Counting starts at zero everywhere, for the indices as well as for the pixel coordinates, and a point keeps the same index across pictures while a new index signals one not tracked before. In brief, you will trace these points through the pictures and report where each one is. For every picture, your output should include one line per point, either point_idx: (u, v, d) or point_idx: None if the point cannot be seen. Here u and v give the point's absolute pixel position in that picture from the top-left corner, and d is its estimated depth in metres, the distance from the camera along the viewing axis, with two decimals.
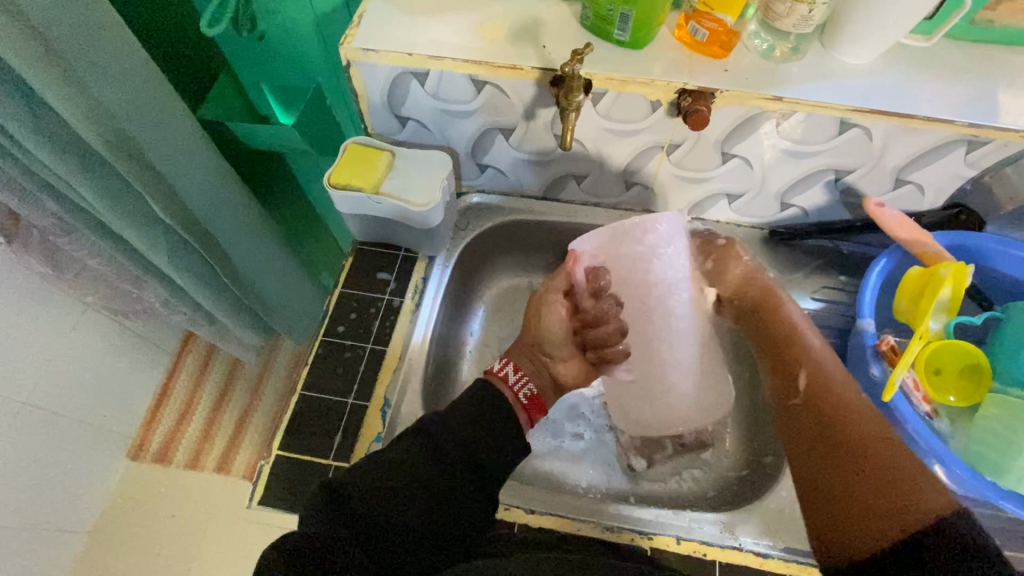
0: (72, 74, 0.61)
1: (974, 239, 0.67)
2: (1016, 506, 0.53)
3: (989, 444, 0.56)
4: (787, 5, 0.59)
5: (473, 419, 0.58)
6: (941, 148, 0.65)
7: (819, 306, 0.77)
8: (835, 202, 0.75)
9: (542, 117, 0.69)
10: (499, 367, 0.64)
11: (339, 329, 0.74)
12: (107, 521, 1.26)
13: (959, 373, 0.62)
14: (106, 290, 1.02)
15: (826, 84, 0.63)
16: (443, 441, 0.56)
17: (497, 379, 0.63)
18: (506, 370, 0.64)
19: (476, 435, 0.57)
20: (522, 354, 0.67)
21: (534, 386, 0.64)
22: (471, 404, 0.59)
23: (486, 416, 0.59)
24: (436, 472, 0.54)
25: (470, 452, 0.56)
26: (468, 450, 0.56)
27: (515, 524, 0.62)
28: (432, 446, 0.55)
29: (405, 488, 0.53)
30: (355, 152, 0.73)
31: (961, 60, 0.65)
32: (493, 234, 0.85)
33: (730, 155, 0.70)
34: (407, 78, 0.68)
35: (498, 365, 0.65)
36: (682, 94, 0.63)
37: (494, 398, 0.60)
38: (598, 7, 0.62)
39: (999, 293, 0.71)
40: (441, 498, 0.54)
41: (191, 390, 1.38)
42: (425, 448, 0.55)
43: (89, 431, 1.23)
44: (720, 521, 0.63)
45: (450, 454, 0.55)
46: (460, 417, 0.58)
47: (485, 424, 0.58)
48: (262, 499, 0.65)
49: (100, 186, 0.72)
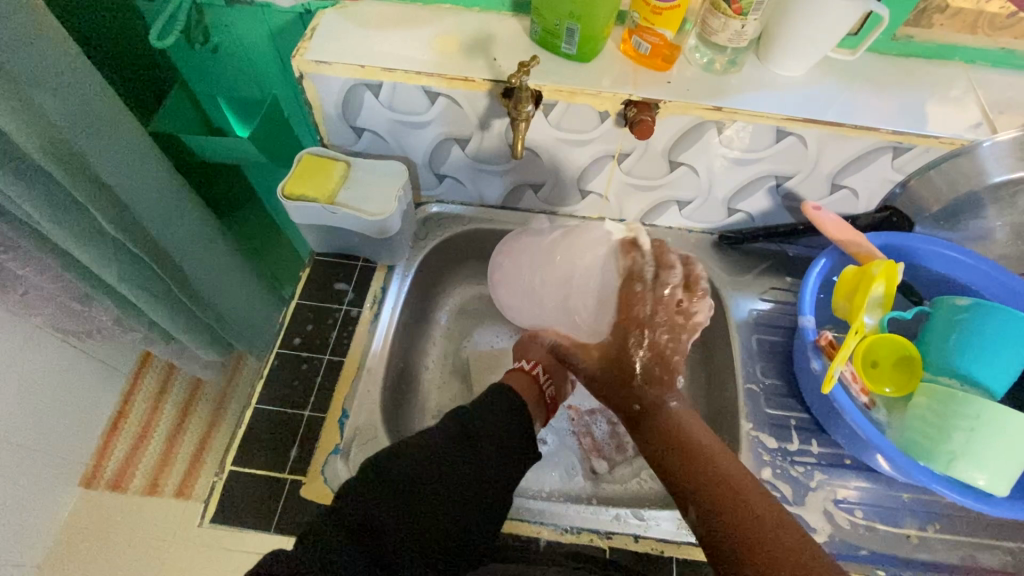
0: (13, 86, 0.59)
1: (904, 239, 0.71)
2: (952, 491, 0.56)
3: (922, 431, 0.59)
4: (721, 21, 0.62)
5: (505, 414, 0.62)
6: (870, 154, 0.69)
7: (767, 306, 0.79)
8: (778, 207, 0.78)
9: (496, 127, 0.71)
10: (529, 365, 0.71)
11: (296, 341, 0.74)
12: (57, 556, 1.19)
13: (894, 364, 0.66)
14: (54, 310, 0.98)
15: (761, 96, 0.66)
16: (473, 427, 0.60)
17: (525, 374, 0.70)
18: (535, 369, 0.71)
19: (505, 426, 0.61)
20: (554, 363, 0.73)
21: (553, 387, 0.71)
22: (498, 401, 0.63)
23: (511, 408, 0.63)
24: (468, 455, 0.57)
25: (497, 440, 0.60)
26: (493, 436, 0.60)
27: (505, 534, 0.62)
28: (463, 432, 0.59)
29: (439, 471, 0.55)
30: (309, 163, 0.73)
31: (884, 72, 0.70)
32: (453, 243, 0.86)
33: (678, 164, 0.73)
34: (360, 89, 0.69)
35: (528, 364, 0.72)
36: (628, 105, 0.65)
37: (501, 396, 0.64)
38: (545, 21, 0.64)
39: (929, 288, 0.75)
40: (474, 479, 0.56)
41: (149, 412, 1.34)
42: (457, 436, 0.58)
43: (39, 458, 1.17)
44: (677, 517, 0.64)
45: (482, 442, 0.59)
46: (491, 411, 0.62)
47: (511, 415, 0.62)
48: (214, 517, 0.62)
49: (44, 200, 0.70)
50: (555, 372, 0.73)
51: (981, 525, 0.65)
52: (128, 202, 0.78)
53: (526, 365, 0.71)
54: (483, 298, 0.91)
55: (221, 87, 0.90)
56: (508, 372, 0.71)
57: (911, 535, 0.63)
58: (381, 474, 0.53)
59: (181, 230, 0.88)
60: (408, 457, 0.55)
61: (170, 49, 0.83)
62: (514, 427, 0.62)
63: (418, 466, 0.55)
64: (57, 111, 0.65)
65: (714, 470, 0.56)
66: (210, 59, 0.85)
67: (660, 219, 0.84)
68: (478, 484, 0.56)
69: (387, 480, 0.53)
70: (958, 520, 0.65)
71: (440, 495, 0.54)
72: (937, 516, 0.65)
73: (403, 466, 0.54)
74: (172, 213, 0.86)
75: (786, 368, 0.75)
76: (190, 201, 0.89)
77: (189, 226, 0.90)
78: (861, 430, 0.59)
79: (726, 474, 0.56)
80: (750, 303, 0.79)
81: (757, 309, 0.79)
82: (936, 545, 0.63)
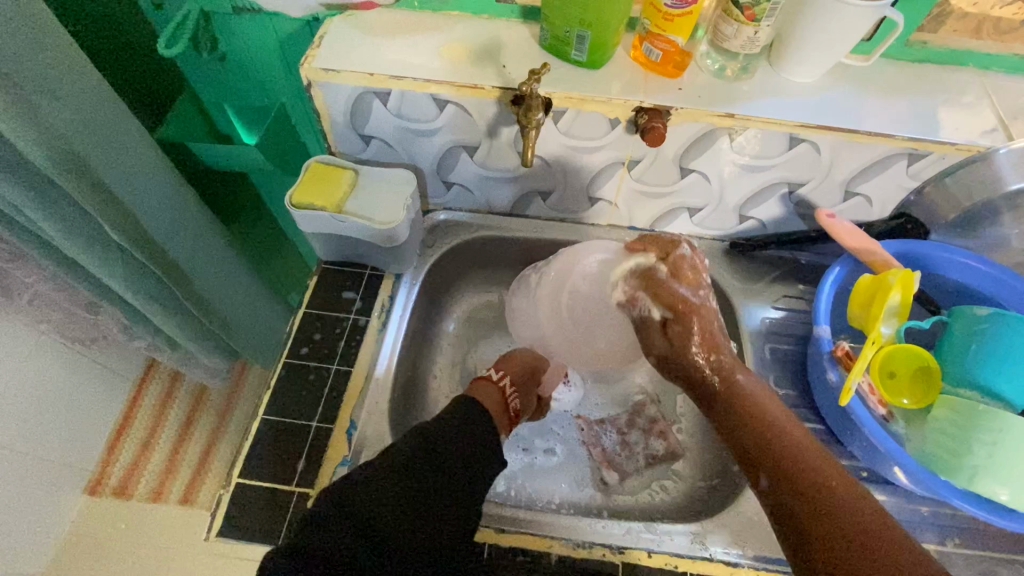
0: (22, 96, 0.59)
1: (920, 246, 0.70)
2: (970, 505, 0.55)
3: (941, 444, 0.58)
4: (734, 28, 0.61)
5: (467, 428, 0.61)
6: (885, 161, 0.68)
7: (780, 315, 0.78)
8: (790, 215, 0.77)
9: (505, 135, 0.70)
10: (498, 376, 0.71)
11: (303, 351, 0.73)
12: (61, 564, 1.18)
13: (913, 376, 0.64)
14: (60, 317, 0.97)
15: (775, 102, 0.66)
16: (436, 442, 0.58)
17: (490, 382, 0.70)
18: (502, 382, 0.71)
19: (468, 441, 0.60)
20: (523, 380, 0.73)
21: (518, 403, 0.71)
22: (452, 416, 0.62)
23: (473, 424, 0.61)
24: (433, 474, 0.55)
25: (462, 455, 0.58)
26: (458, 452, 0.58)
27: (515, 548, 0.61)
28: (425, 447, 0.57)
29: (407, 492, 0.53)
30: (317, 171, 0.73)
31: (899, 78, 0.69)
32: (460, 251, 0.85)
33: (689, 171, 0.72)
34: (368, 97, 0.68)
35: (497, 374, 0.71)
36: (639, 112, 0.65)
37: (475, 417, 0.62)
38: (556, 29, 0.64)
39: (946, 297, 0.74)
40: (444, 497, 0.55)
41: (154, 420, 1.33)
42: (419, 452, 0.56)
43: (44, 466, 1.16)
44: (690, 531, 0.63)
45: (444, 458, 0.57)
46: (450, 426, 0.60)
47: (478, 433, 0.61)
48: (220, 531, 0.62)
49: (53, 211, 0.70)
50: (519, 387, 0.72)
51: (1001, 538, 0.63)
52: (136, 213, 0.78)
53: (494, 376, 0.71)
54: (491, 306, 0.90)
55: (228, 95, 0.90)
56: (473, 382, 0.71)
57: (930, 550, 0.62)
58: (338, 500, 0.51)
59: (188, 240, 0.88)
60: (369, 480, 0.53)
61: (177, 57, 0.83)
62: (479, 442, 0.61)
63: (384, 486, 0.53)
64: (66, 121, 0.64)
65: (784, 444, 0.55)
66: (217, 68, 0.84)
67: (670, 226, 0.83)
68: (445, 502, 0.55)
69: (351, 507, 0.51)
70: (977, 535, 0.63)
71: (406, 517, 0.52)
72: (957, 530, 0.63)
73: (364, 491, 0.52)
74: (177, 221, 0.85)
75: (800, 378, 0.74)
76: (196, 208, 0.89)
77: (194, 234, 0.89)
78: (880, 443, 0.58)
79: (805, 457, 0.53)
80: (762, 311, 0.78)
81: (770, 317, 0.78)
82: (956, 560, 0.62)
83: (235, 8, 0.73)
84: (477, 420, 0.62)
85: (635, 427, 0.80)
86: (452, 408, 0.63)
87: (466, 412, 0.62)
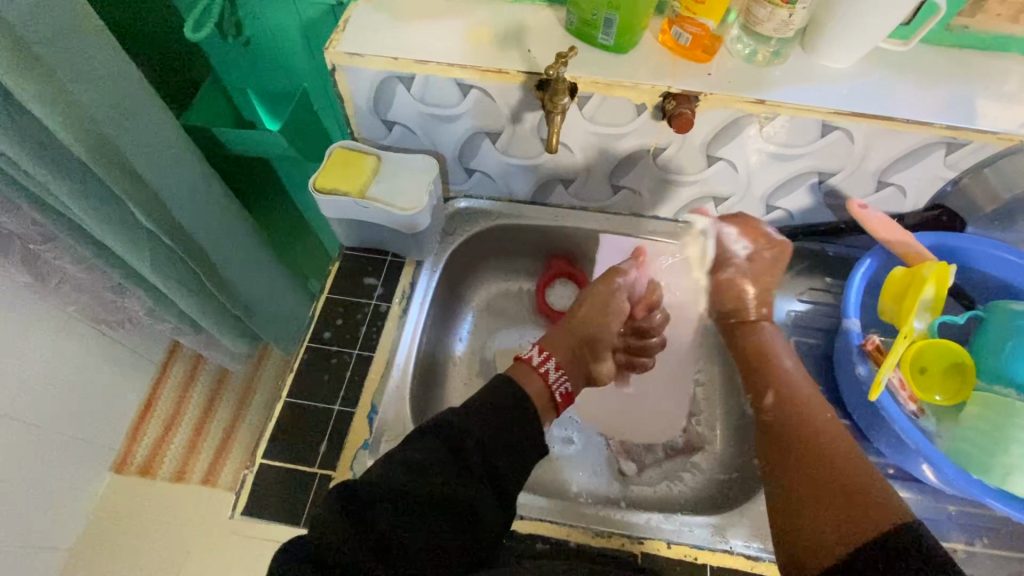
0: (53, 77, 0.60)
1: (954, 239, 0.68)
2: (999, 502, 0.54)
3: (973, 441, 0.57)
4: (767, 10, 0.59)
5: (494, 421, 0.56)
6: (921, 150, 0.66)
7: (805, 307, 0.77)
8: (819, 205, 0.75)
9: (529, 121, 0.70)
10: (539, 362, 0.64)
11: (325, 336, 0.74)
12: (89, 539, 1.22)
13: (945, 372, 0.63)
14: (88, 298, 1.00)
15: (808, 88, 0.64)
16: (457, 439, 0.53)
17: (532, 370, 0.64)
18: (547, 367, 0.64)
19: (497, 435, 0.55)
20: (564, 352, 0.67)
21: (570, 384, 0.65)
22: (479, 404, 0.57)
23: (503, 415, 0.56)
24: (453, 473, 0.51)
25: (482, 451, 0.54)
26: (482, 447, 0.53)
27: (530, 534, 0.62)
28: (449, 445, 0.53)
29: (422, 493, 0.50)
30: (341, 156, 0.73)
31: (939, 63, 0.66)
32: (481, 239, 0.84)
33: (716, 159, 0.71)
34: (393, 82, 0.68)
35: (538, 359, 0.65)
36: (666, 97, 0.63)
37: (514, 400, 0.58)
38: (583, 12, 0.62)
39: (980, 292, 0.72)
40: (465, 500, 0.51)
41: (177, 401, 1.36)
42: (441, 450, 0.52)
43: (71, 443, 1.19)
44: (710, 524, 0.62)
45: (469, 456, 0.53)
46: (475, 419, 0.55)
47: (507, 424, 0.56)
48: (244, 510, 0.63)
49: (82, 190, 0.71)
50: (568, 370, 0.67)
51: None
52: (162, 193, 0.78)
53: (535, 359, 0.65)
54: (510, 295, 0.90)
55: (252, 81, 0.91)
56: (513, 363, 0.65)
57: (957, 550, 0.61)
58: (350, 500, 0.48)
59: (212, 223, 0.89)
60: (382, 478, 0.50)
61: (203, 42, 0.84)
62: (509, 434, 0.56)
63: (400, 484, 0.49)
64: (94, 103, 0.65)
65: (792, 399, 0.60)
66: (241, 53, 0.85)
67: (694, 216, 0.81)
68: (466, 506, 0.51)
69: (358, 510, 0.47)
70: (1006, 535, 0.62)
71: (418, 518, 0.49)
72: (985, 530, 0.62)
73: (377, 489, 0.49)
74: (203, 206, 0.86)
75: (825, 372, 0.72)
76: (222, 193, 0.90)
77: (219, 219, 0.90)
78: (909, 438, 0.57)
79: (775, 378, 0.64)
80: (787, 303, 0.77)
81: (795, 310, 0.77)
82: (983, 561, 0.60)
83: None
84: (516, 409, 0.57)
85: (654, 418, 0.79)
86: (484, 396, 0.58)
87: (501, 399, 0.58)
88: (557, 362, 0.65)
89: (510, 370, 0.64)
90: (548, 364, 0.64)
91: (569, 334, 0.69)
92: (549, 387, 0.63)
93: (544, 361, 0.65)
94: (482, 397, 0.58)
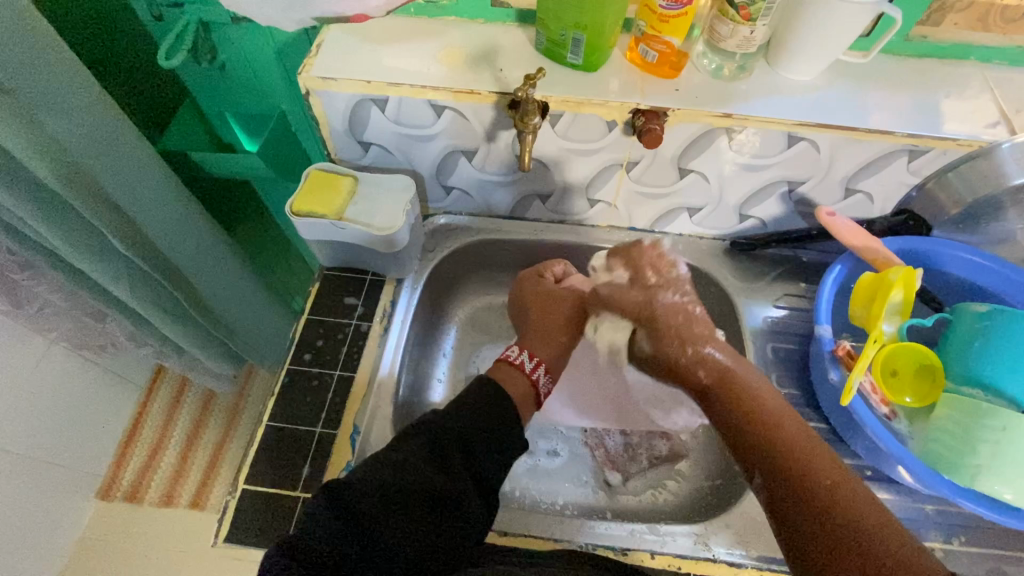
0: (26, 110, 0.60)
1: (921, 243, 0.70)
2: (973, 503, 0.55)
3: (944, 442, 0.58)
4: (729, 27, 0.61)
5: (473, 418, 0.57)
6: (885, 158, 0.67)
7: (781, 313, 0.78)
8: (791, 212, 0.77)
9: (503, 139, 0.71)
10: (532, 367, 0.66)
11: (306, 357, 0.74)
12: (74, 568, 1.20)
13: (914, 373, 0.65)
14: (69, 325, 0.98)
15: (773, 100, 0.65)
16: (445, 436, 0.55)
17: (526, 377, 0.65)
18: (538, 373, 0.66)
19: (479, 433, 0.56)
20: (542, 343, 0.70)
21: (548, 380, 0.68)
22: (466, 400, 0.59)
23: (484, 410, 0.58)
24: (439, 469, 0.52)
25: (469, 449, 0.55)
26: (466, 445, 0.55)
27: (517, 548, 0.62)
28: (435, 445, 0.54)
29: (410, 492, 0.50)
30: (316, 178, 0.73)
31: (898, 73, 0.68)
32: (461, 254, 0.85)
33: (688, 171, 0.72)
34: (367, 104, 0.68)
35: (531, 365, 0.66)
36: (636, 113, 0.65)
37: (499, 404, 0.59)
38: (551, 32, 0.64)
39: (949, 293, 0.74)
40: (449, 497, 0.51)
41: (163, 424, 1.35)
42: (431, 451, 0.53)
43: (55, 472, 1.17)
44: (693, 533, 0.63)
45: (455, 452, 0.54)
46: (459, 418, 0.57)
47: (490, 417, 0.58)
48: (227, 536, 0.63)
49: (55, 220, 0.71)
50: (546, 356, 0.69)
51: (1007, 535, 0.63)
52: (138, 220, 0.78)
53: (512, 355, 0.67)
54: (492, 308, 0.90)
55: (230, 104, 0.91)
56: (494, 365, 0.67)
57: (935, 549, 0.62)
58: (341, 497, 0.48)
59: (192, 246, 0.88)
60: (370, 475, 0.51)
61: (178, 67, 0.84)
62: (488, 429, 0.57)
63: (392, 483, 0.50)
64: (69, 133, 0.65)
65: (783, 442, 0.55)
66: (218, 76, 0.85)
67: (671, 226, 0.82)
68: (451, 503, 0.51)
69: (350, 504, 0.48)
70: (982, 531, 0.63)
71: (410, 515, 0.49)
72: (961, 528, 0.63)
73: (366, 491, 0.49)
74: (183, 231, 0.86)
75: (802, 377, 0.73)
76: (200, 214, 0.89)
77: (200, 243, 0.90)
78: (884, 445, 0.58)
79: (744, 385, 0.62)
80: (763, 310, 0.78)
81: (770, 316, 0.78)
82: (961, 558, 0.61)
83: (233, 18, 0.74)
84: (494, 405, 0.59)
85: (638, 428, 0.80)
86: (463, 397, 0.60)
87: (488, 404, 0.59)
88: (530, 351, 0.68)
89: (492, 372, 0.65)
90: (531, 370, 0.66)
91: (541, 330, 0.71)
92: (527, 375, 0.65)
93: (534, 366, 0.67)
94: (460, 399, 0.59)
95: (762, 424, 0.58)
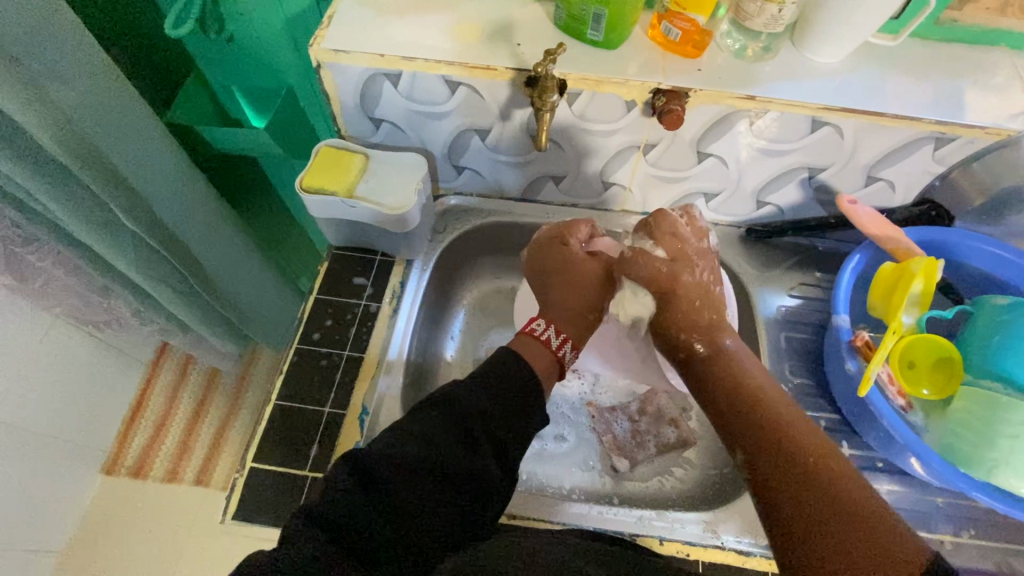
0: (31, 79, 0.59)
1: (943, 234, 0.68)
2: (986, 496, 0.54)
3: (962, 435, 0.57)
4: (757, 5, 0.59)
5: (496, 396, 0.56)
6: (910, 146, 0.66)
7: (795, 303, 0.77)
8: (809, 200, 0.76)
9: (518, 118, 0.69)
10: (558, 345, 0.65)
11: (315, 336, 0.73)
12: (80, 540, 1.21)
13: (931, 366, 0.64)
14: (73, 301, 0.98)
15: (798, 83, 0.63)
16: (467, 412, 0.53)
17: (552, 355, 0.65)
18: (564, 350, 0.65)
19: (499, 410, 0.55)
20: (568, 320, 0.68)
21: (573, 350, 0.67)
22: (490, 372, 0.58)
23: (506, 385, 0.57)
24: (459, 444, 0.52)
25: (490, 426, 0.54)
26: (485, 421, 0.54)
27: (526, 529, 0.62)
28: (457, 420, 0.53)
29: (428, 468, 0.49)
30: (326, 155, 0.72)
31: (927, 58, 0.66)
32: (472, 236, 0.84)
33: (706, 155, 0.71)
34: (379, 79, 0.67)
35: (558, 343, 0.65)
36: (656, 94, 0.63)
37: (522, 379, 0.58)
38: (571, 7, 0.62)
39: (967, 285, 0.72)
40: (467, 474, 0.51)
41: (168, 401, 1.35)
42: (450, 426, 0.52)
43: (61, 446, 1.18)
44: (702, 520, 0.62)
45: (476, 428, 0.53)
46: (481, 394, 0.55)
47: (513, 394, 0.57)
48: (235, 514, 0.62)
49: (61, 193, 0.70)
50: (571, 333, 0.68)
51: (1017, 530, 0.63)
52: (144, 194, 0.77)
53: (537, 330, 0.66)
54: (502, 291, 0.89)
55: (237, 77, 0.89)
56: (517, 338, 0.66)
57: (945, 541, 0.62)
58: (361, 468, 0.48)
59: (198, 221, 0.87)
60: (390, 448, 0.50)
61: (186, 39, 0.82)
62: (512, 407, 0.56)
63: (410, 457, 0.49)
64: (74, 104, 0.64)
65: (774, 417, 0.55)
66: (224, 49, 0.83)
67: None
68: (469, 480, 0.50)
69: (369, 477, 0.48)
70: (993, 525, 0.63)
71: (425, 494, 0.49)
72: (973, 521, 0.63)
73: (386, 468, 0.48)
74: (190, 207, 0.85)
75: (815, 367, 0.73)
76: (207, 191, 0.87)
77: (207, 220, 0.89)
78: (900, 435, 0.57)
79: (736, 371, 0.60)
80: (777, 299, 0.77)
81: (784, 305, 0.77)
82: (970, 551, 0.61)
83: None
84: (519, 383, 0.58)
85: (646, 414, 0.79)
86: (485, 371, 0.59)
87: (512, 374, 0.59)
88: (557, 327, 0.67)
89: (516, 345, 0.64)
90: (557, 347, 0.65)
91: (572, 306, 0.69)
92: (553, 352, 0.65)
93: (561, 342, 0.66)
94: (481, 375, 0.58)
95: (758, 407, 0.56)
